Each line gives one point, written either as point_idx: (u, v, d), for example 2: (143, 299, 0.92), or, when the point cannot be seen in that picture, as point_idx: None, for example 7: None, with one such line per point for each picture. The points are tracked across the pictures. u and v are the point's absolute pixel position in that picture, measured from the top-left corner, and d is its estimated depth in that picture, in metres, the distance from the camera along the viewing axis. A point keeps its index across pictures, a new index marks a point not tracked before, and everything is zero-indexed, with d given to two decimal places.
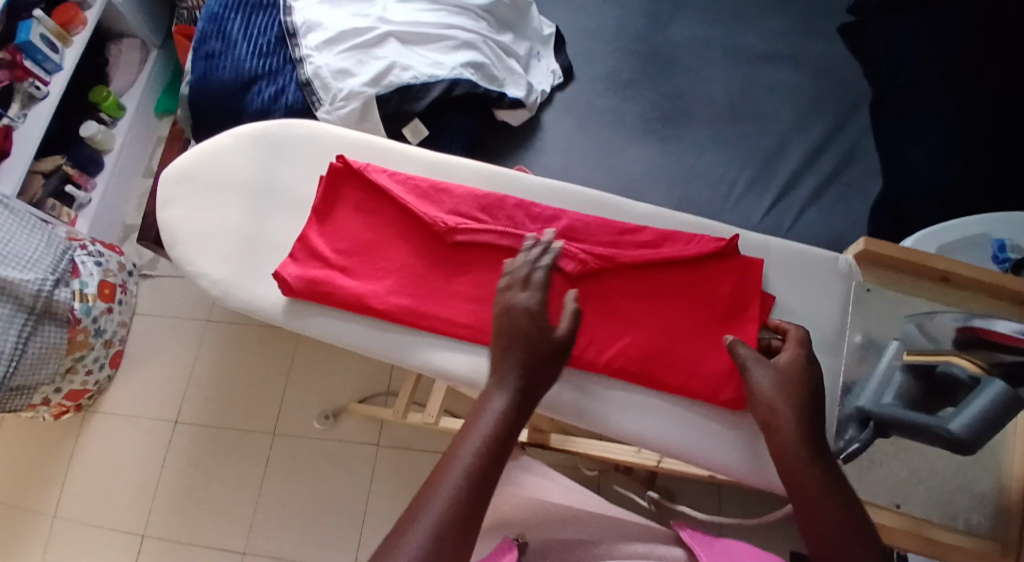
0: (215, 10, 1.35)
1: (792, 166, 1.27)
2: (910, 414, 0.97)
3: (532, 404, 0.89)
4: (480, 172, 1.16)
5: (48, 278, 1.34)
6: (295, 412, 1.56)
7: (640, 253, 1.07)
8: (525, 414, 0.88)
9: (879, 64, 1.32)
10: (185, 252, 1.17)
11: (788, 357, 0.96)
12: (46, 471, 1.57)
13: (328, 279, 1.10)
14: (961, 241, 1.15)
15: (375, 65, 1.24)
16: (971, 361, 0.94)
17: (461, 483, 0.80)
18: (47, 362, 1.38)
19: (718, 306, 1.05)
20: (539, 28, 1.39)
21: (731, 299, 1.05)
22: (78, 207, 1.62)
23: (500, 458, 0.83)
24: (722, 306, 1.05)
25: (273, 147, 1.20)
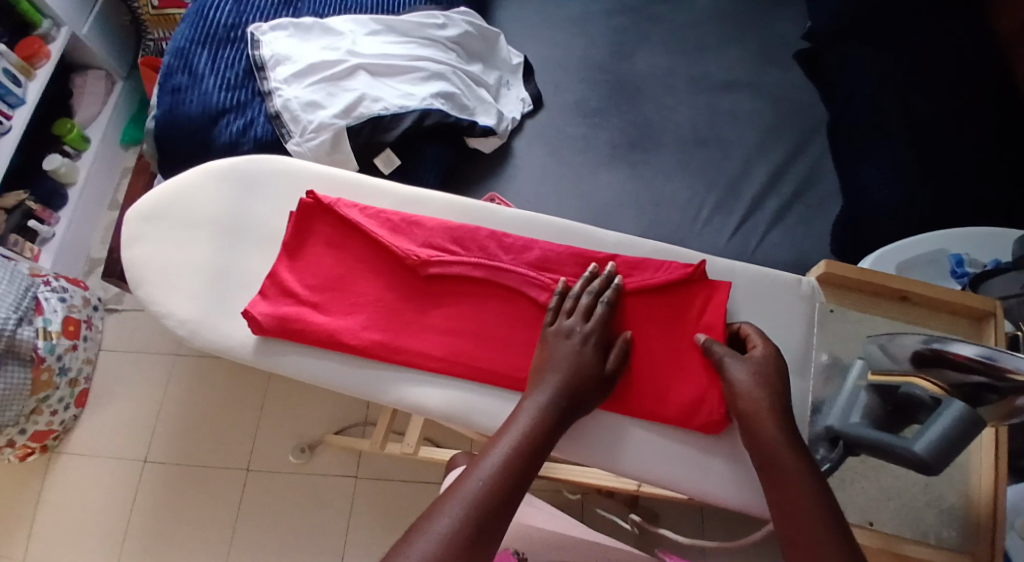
0: (180, 44, 1.33)
1: (757, 190, 1.31)
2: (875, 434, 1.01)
3: (564, 425, 0.97)
4: (452, 204, 1.17)
5: (11, 316, 1.33)
6: (270, 445, 1.54)
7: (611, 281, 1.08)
8: (552, 434, 0.95)
9: (835, 90, 1.37)
10: (152, 291, 1.16)
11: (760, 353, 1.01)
12: (10, 516, 1.52)
13: (300, 316, 1.10)
14: (918, 259, 1.20)
15: (345, 97, 1.24)
16: (931, 383, 0.99)
17: (480, 486, 0.86)
18: (10, 404, 1.35)
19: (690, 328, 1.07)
20: (507, 59, 1.42)
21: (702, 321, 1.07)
22: (41, 241, 1.59)
23: (512, 486, 0.88)
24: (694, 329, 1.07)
25: (241, 184, 1.20)
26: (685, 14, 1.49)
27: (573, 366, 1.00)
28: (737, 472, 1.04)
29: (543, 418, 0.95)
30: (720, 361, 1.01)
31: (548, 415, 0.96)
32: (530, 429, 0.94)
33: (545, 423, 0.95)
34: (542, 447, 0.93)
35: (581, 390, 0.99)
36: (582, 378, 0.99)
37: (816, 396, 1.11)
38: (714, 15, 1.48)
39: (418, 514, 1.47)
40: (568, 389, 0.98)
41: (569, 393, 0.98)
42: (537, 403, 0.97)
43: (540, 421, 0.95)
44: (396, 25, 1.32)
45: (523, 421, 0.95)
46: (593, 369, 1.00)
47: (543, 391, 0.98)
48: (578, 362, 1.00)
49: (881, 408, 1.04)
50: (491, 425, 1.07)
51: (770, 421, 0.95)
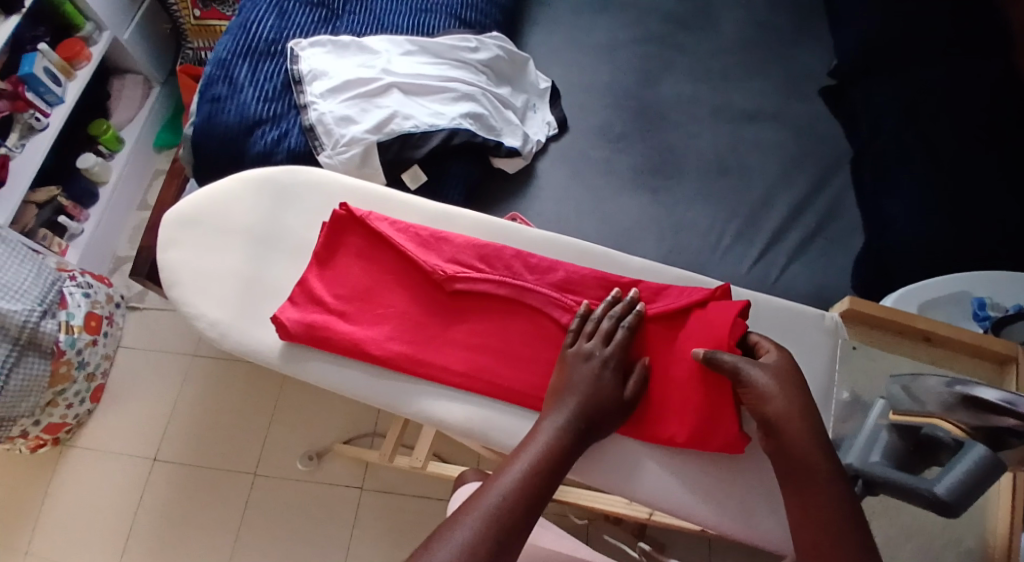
0: (221, 55, 1.36)
1: (779, 222, 1.31)
2: (896, 473, 0.99)
3: (582, 445, 0.97)
4: (480, 223, 1.19)
5: (35, 309, 1.34)
6: (279, 451, 1.54)
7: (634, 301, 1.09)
8: (572, 453, 0.95)
9: (858, 128, 1.38)
10: (184, 292, 1.18)
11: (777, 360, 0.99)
12: (17, 507, 1.52)
13: (327, 324, 1.11)
14: (941, 299, 1.20)
15: (378, 113, 1.27)
16: (953, 425, 0.95)
17: (498, 500, 0.86)
18: (28, 396, 1.36)
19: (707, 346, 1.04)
20: (535, 82, 1.43)
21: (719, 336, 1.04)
22: (69, 237, 1.62)
23: (530, 502, 0.87)
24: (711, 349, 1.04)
25: (276, 193, 1.22)
26: (711, 45, 1.50)
27: (591, 388, 1.00)
28: (753, 504, 1.03)
29: (560, 438, 0.95)
30: (734, 367, 0.97)
31: (565, 435, 0.95)
32: (547, 448, 0.93)
33: (565, 441, 0.95)
34: (559, 466, 0.93)
35: (600, 413, 0.99)
36: (601, 401, 0.99)
37: (836, 432, 1.11)
38: (741, 47, 1.50)
39: (424, 530, 1.46)
40: (586, 410, 0.98)
41: (586, 415, 0.98)
42: (554, 424, 0.96)
43: (557, 441, 0.95)
44: (431, 47, 1.35)
45: (544, 438, 0.95)
46: (611, 392, 1.00)
47: (560, 411, 0.98)
48: (596, 385, 1.00)
49: (903, 447, 1.02)
50: (509, 444, 1.06)
51: (802, 430, 0.93)
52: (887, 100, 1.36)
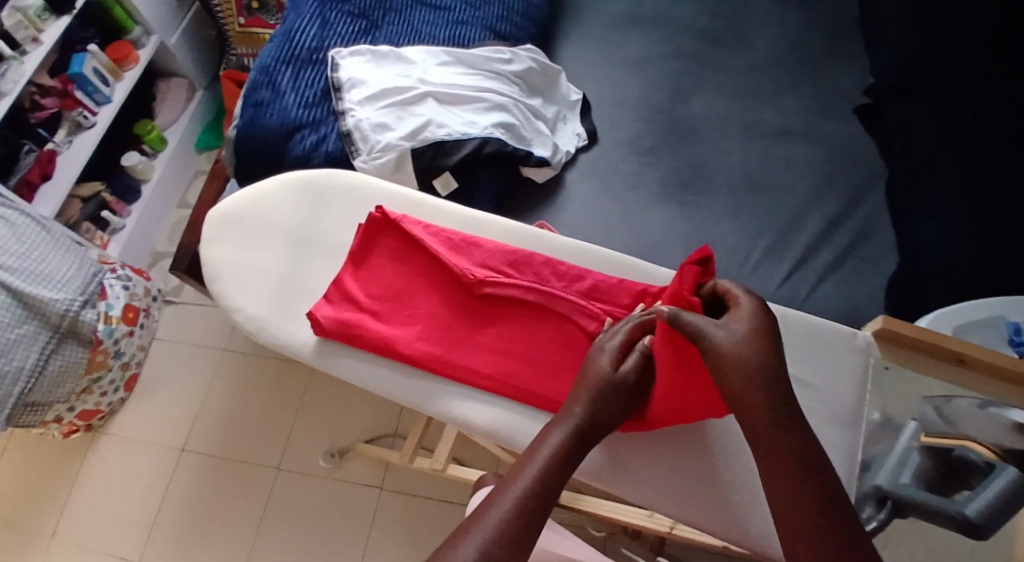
0: (266, 61, 1.40)
1: (808, 239, 1.31)
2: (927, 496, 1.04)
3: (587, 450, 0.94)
4: (510, 230, 1.20)
5: (76, 299, 1.40)
6: (302, 448, 1.57)
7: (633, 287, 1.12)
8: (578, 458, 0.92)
9: (891, 148, 1.37)
10: (225, 287, 1.21)
11: (746, 321, 0.88)
12: (49, 490, 1.57)
13: (359, 322, 1.14)
14: (976, 322, 1.17)
15: (413, 121, 1.30)
16: (985, 447, 1.02)
17: (506, 513, 0.84)
18: (64, 382, 1.41)
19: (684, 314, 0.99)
20: (567, 94, 1.46)
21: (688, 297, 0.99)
22: (111, 231, 1.67)
23: (537, 513, 0.85)
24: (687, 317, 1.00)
25: (316, 194, 1.25)
26: (744, 62, 1.51)
27: (594, 394, 0.95)
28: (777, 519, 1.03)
29: (563, 448, 0.91)
30: (697, 332, 0.88)
31: (568, 446, 0.91)
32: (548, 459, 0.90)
33: (571, 446, 0.92)
34: (560, 478, 0.89)
35: (603, 420, 0.95)
36: (605, 408, 0.95)
37: (866, 453, 1.09)
38: (774, 65, 1.50)
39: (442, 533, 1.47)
40: (590, 418, 0.94)
41: (589, 425, 0.94)
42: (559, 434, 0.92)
43: (561, 451, 0.91)
44: (466, 58, 1.38)
45: (549, 444, 0.92)
46: (613, 396, 0.96)
47: (564, 420, 0.94)
48: (600, 389, 0.95)
49: (933, 470, 1.05)
50: None
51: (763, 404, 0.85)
52: (920, 120, 1.35)
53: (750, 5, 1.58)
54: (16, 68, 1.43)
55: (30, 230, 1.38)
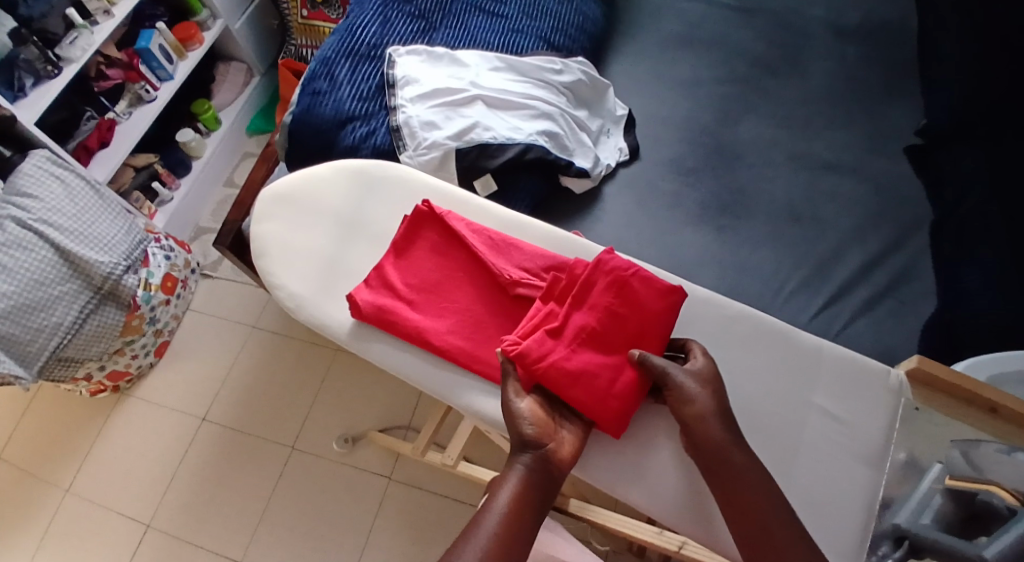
0: (326, 53, 1.45)
1: (844, 274, 1.30)
2: (947, 538, 0.98)
3: (549, 492, 0.96)
4: (548, 236, 1.21)
5: (120, 263, 1.44)
6: (318, 432, 1.58)
7: (612, 298, 1.06)
8: (542, 500, 0.95)
9: (939, 192, 1.35)
10: (269, 262, 1.24)
11: (703, 365, 1.04)
12: (71, 445, 1.61)
13: (395, 309, 1.15)
14: (1011, 375, 1.13)
15: (460, 122, 1.32)
16: (1008, 493, 0.99)
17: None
18: (99, 341, 1.45)
19: (624, 334, 1.06)
20: (612, 109, 1.47)
21: (630, 306, 1.06)
22: (159, 202, 1.73)
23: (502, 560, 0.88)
24: (625, 335, 1.06)
25: (365, 184, 1.28)
26: (796, 92, 1.51)
27: (527, 459, 0.97)
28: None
29: (513, 514, 0.92)
30: (662, 371, 1.02)
31: (516, 511, 0.92)
32: (501, 532, 0.90)
33: (530, 488, 0.95)
34: (526, 524, 0.92)
35: (540, 485, 0.95)
36: (541, 473, 0.96)
37: (888, 492, 1.05)
38: (826, 98, 1.50)
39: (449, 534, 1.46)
40: (531, 484, 0.95)
41: (532, 490, 0.94)
42: (507, 499, 0.93)
43: (509, 518, 0.92)
44: (518, 65, 1.40)
45: (509, 487, 0.94)
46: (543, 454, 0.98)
47: (509, 486, 0.94)
48: (533, 455, 0.97)
49: (954, 514, 1.00)
50: None
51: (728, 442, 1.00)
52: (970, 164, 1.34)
53: (807, 37, 1.58)
54: (87, 37, 1.49)
55: (83, 193, 1.44)
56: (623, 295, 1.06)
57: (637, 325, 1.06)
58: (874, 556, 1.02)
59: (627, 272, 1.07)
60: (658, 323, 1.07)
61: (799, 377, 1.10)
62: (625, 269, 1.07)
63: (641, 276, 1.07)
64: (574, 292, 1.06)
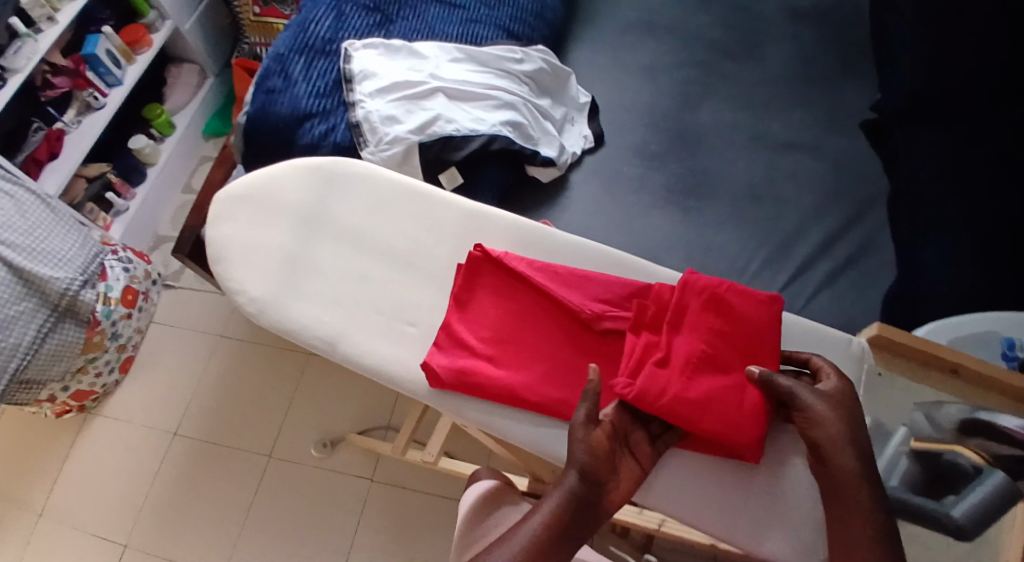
0: (280, 50, 1.41)
1: (807, 249, 1.32)
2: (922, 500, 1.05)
3: (593, 505, 0.93)
4: (513, 225, 1.19)
5: (76, 278, 1.40)
6: (293, 438, 1.56)
7: (710, 317, 1.06)
8: (584, 514, 0.92)
9: (897, 165, 1.38)
10: (229, 267, 1.21)
11: (832, 387, 1.00)
12: (38, 468, 1.56)
13: (476, 368, 1.08)
14: (970, 337, 1.17)
15: (422, 115, 1.30)
16: (975, 453, 1.05)
17: None
18: (60, 360, 1.41)
19: (739, 355, 1.05)
20: (575, 97, 1.47)
21: (734, 323, 1.06)
22: (114, 213, 1.68)
23: None
24: (740, 355, 1.05)
25: (326, 182, 1.24)
26: (755, 74, 1.52)
27: (576, 472, 0.93)
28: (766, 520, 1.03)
29: (546, 528, 0.90)
30: (791, 392, 1.00)
31: (555, 522, 0.90)
32: (536, 541, 0.89)
33: (572, 502, 0.92)
34: (563, 535, 0.91)
35: (584, 499, 0.93)
36: (586, 488, 0.93)
37: None
38: (784, 78, 1.52)
39: (431, 531, 1.46)
40: (575, 498, 0.92)
41: (574, 503, 0.92)
42: (546, 513, 0.91)
43: (545, 529, 0.90)
44: (478, 55, 1.39)
45: (551, 500, 0.92)
46: (594, 470, 0.94)
47: (551, 498, 0.92)
48: (582, 468, 0.94)
49: (922, 475, 1.06)
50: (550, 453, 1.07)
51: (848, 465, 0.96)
52: (925, 137, 1.36)
53: (763, 19, 1.60)
54: (31, 46, 1.44)
55: (35, 208, 1.39)
56: (716, 311, 1.06)
57: (750, 343, 1.06)
58: None
59: (719, 288, 1.08)
60: (765, 336, 1.06)
61: None
62: (716, 286, 1.08)
63: (733, 289, 1.08)
64: (670, 318, 1.06)
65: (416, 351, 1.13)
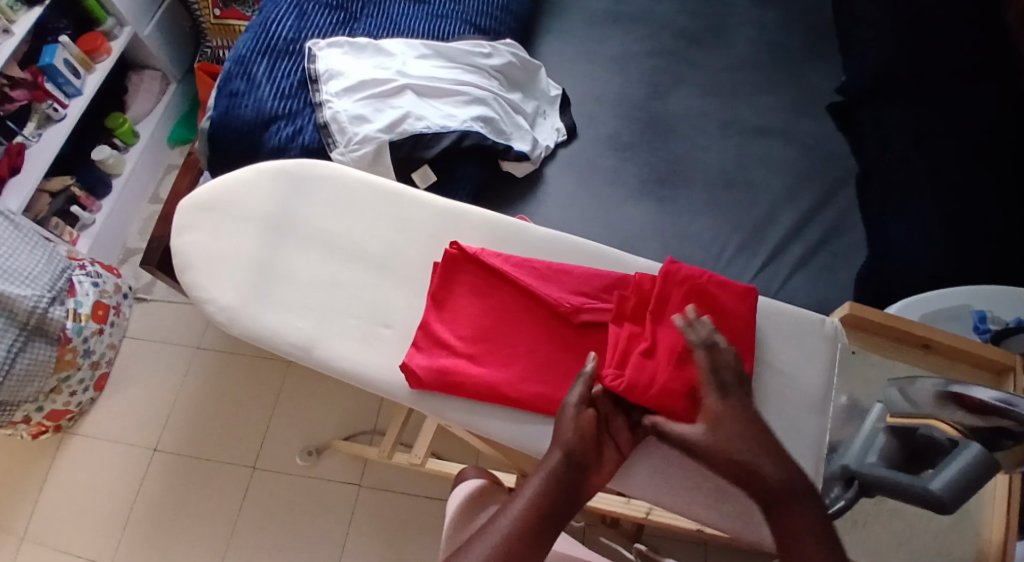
0: (242, 52, 1.39)
1: (782, 233, 1.33)
2: (891, 473, 0.99)
3: (574, 487, 0.94)
4: (488, 221, 1.18)
5: (44, 295, 1.36)
6: (276, 446, 1.54)
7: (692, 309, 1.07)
8: (567, 496, 0.93)
9: (866, 145, 1.39)
10: (198, 278, 1.18)
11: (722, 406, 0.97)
12: (16, 492, 1.53)
13: (457, 367, 1.08)
14: (941, 312, 1.18)
15: (391, 113, 1.29)
16: (948, 425, 0.97)
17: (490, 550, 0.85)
18: (32, 380, 1.38)
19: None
20: (546, 89, 1.46)
21: (715, 315, 1.07)
22: (81, 227, 1.65)
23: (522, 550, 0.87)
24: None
25: (293, 185, 1.22)
26: (722, 61, 1.53)
27: (563, 452, 0.95)
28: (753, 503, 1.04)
29: (535, 508, 0.90)
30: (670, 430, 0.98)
31: (541, 504, 0.91)
32: (523, 522, 0.89)
33: (554, 485, 0.93)
34: (549, 519, 0.90)
35: (566, 482, 0.94)
36: (566, 471, 0.94)
37: (834, 436, 1.10)
38: (751, 64, 1.52)
39: (422, 532, 1.45)
40: (557, 480, 0.93)
41: (557, 485, 0.93)
42: (530, 493, 0.91)
43: (531, 509, 0.90)
44: (445, 51, 1.37)
45: (533, 484, 0.92)
46: (581, 450, 0.96)
47: (532, 482, 0.93)
48: (561, 452, 0.95)
49: (898, 451, 1.01)
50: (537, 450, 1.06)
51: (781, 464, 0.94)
52: (892, 117, 1.38)
53: (728, 5, 1.60)
54: None
55: None
56: (701, 302, 1.08)
57: (728, 332, 1.07)
58: (827, 498, 1.06)
59: (700, 279, 1.09)
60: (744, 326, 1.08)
61: None
62: (696, 277, 1.09)
63: (714, 280, 1.09)
64: (653, 308, 1.07)
65: (393, 353, 1.12)
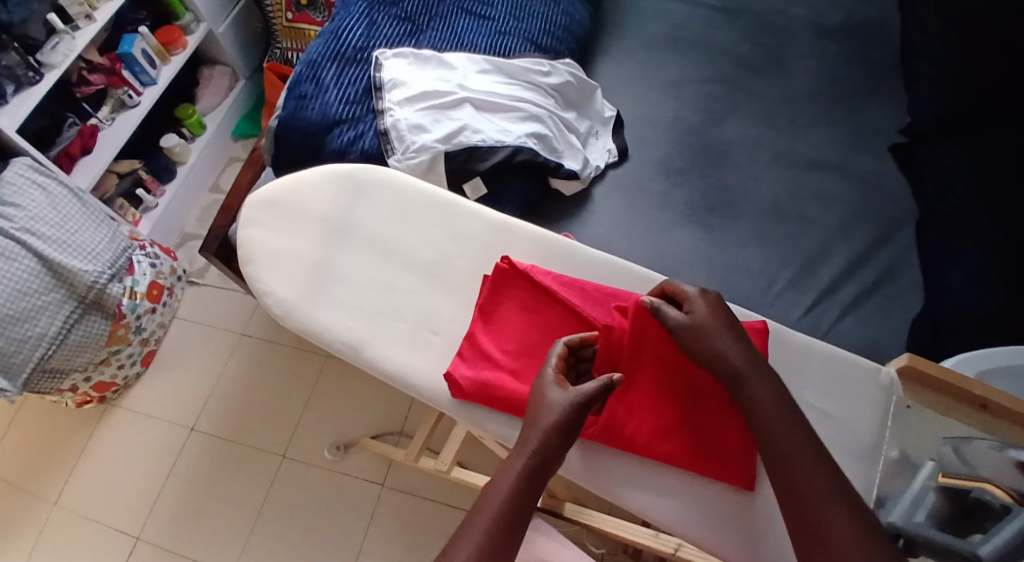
0: (312, 56, 1.43)
1: (832, 272, 1.30)
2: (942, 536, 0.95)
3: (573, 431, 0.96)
4: (540, 238, 1.19)
5: (104, 272, 1.42)
6: (308, 438, 1.57)
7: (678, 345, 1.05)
8: (566, 438, 0.96)
9: (926, 190, 1.36)
10: (259, 270, 1.22)
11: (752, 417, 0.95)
12: (57, 457, 1.60)
13: (498, 382, 1.08)
14: (998, 369, 1.14)
15: (449, 125, 1.31)
16: (1001, 490, 0.93)
17: (498, 508, 0.89)
18: (84, 351, 1.43)
19: None
20: (601, 110, 1.47)
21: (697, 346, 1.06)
22: (143, 209, 1.72)
23: (521, 503, 0.90)
24: None
25: (356, 188, 1.25)
26: (782, 92, 1.52)
27: (541, 438, 0.95)
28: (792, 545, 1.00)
29: (514, 498, 0.90)
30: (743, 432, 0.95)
31: (542, 453, 0.94)
32: (524, 473, 0.92)
33: (556, 434, 0.95)
34: (542, 470, 0.94)
35: (565, 426, 0.96)
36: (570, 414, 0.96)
37: (881, 490, 1.05)
38: (811, 98, 1.50)
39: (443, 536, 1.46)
40: (558, 426, 0.95)
41: (558, 433, 0.95)
42: (535, 441, 0.95)
43: (534, 460, 0.94)
44: (506, 67, 1.40)
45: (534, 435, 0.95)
46: (559, 437, 0.95)
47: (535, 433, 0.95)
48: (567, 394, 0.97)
49: (949, 511, 0.97)
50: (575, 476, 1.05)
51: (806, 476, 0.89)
52: (954, 164, 1.34)
53: (793, 38, 1.59)
54: (68, 42, 1.48)
55: (66, 202, 1.42)
56: None
57: None
58: None
59: None
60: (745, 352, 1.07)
61: (790, 374, 1.10)
62: None
63: None
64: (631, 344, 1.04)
65: (433, 359, 1.14)
